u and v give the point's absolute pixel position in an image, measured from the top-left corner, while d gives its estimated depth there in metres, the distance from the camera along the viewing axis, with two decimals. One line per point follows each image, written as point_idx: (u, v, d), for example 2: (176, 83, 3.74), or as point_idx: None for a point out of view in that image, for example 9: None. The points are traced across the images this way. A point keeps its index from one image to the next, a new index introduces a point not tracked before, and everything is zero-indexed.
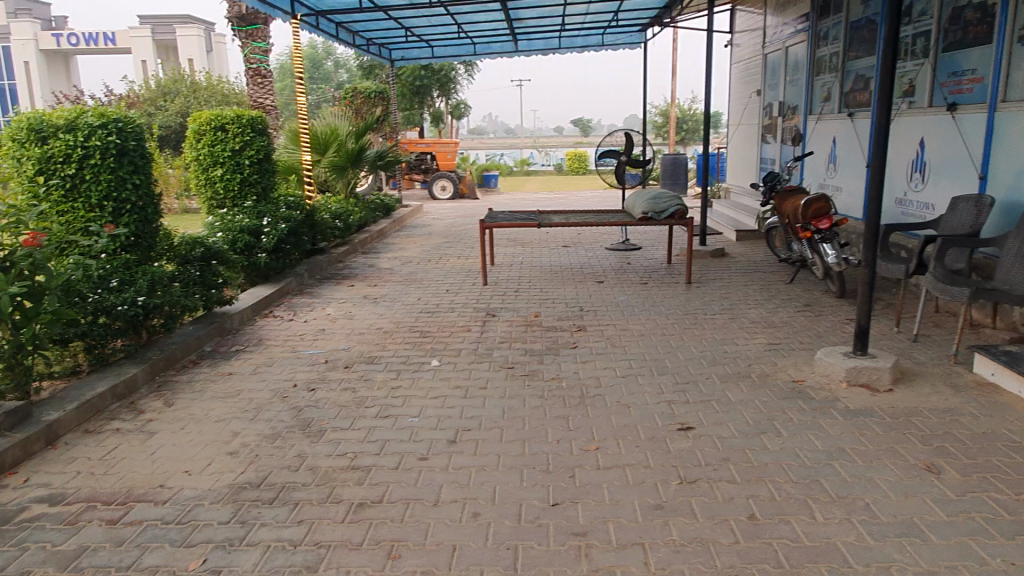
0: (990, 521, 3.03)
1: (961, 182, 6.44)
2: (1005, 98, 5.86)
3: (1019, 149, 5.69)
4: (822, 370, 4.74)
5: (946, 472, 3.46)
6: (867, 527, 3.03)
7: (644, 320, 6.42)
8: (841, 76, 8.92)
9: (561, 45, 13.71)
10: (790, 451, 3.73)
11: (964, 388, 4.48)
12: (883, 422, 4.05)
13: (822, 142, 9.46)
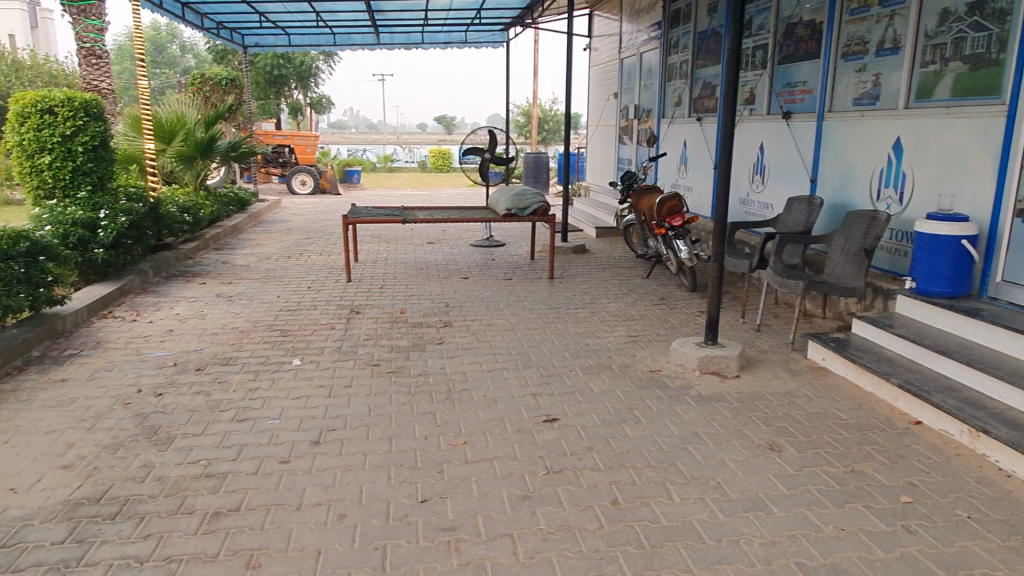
0: (824, 492, 3.32)
1: (795, 185, 7.01)
2: (831, 109, 6.44)
3: (843, 155, 6.27)
4: (676, 359, 5.00)
5: (786, 449, 3.75)
6: (718, 504, 3.23)
7: (509, 315, 6.51)
8: (690, 83, 9.46)
9: (423, 40, 13.63)
10: (649, 438, 3.90)
11: (800, 373, 4.88)
12: (731, 406, 4.33)
13: (674, 144, 9.99)
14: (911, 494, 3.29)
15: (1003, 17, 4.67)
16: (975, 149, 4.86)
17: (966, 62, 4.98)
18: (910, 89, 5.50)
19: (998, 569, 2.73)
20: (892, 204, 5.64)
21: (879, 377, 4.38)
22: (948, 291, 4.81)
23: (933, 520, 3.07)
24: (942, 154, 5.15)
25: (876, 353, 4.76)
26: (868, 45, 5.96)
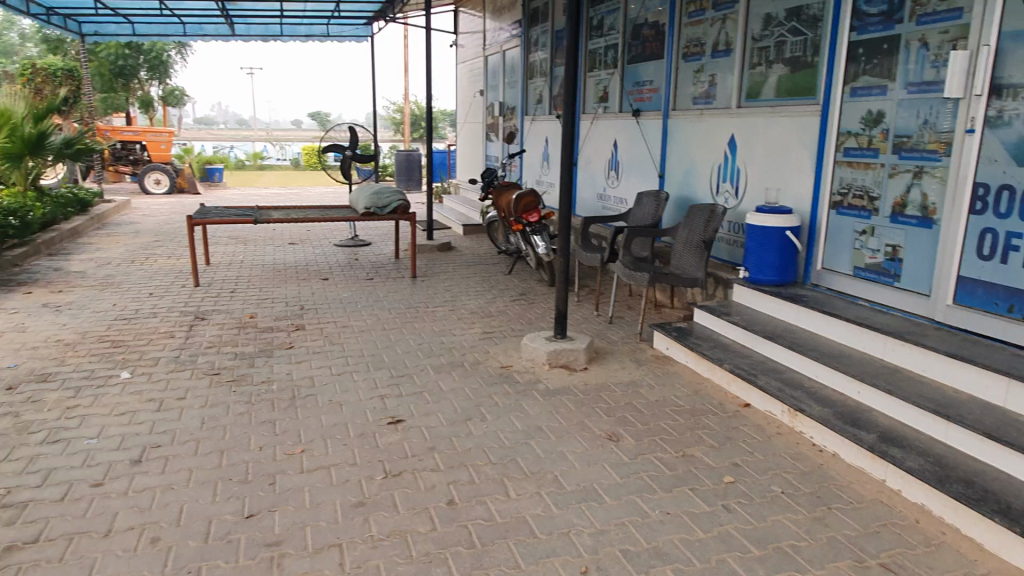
0: (655, 478, 3.43)
1: (646, 180, 7.25)
2: (674, 107, 6.72)
3: (686, 152, 6.54)
4: (527, 354, 5.03)
5: (624, 438, 3.85)
6: (553, 497, 3.26)
7: (366, 316, 6.36)
8: (550, 81, 9.61)
9: (283, 32, 13.10)
10: (492, 435, 3.90)
11: (645, 362, 5.05)
12: (576, 398, 4.41)
13: (536, 142, 10.12)
14: (734, 474, 3.46)
15: (816, 23, 5.01)
16: (796, 145, 5.20)
17: (787, 65, 5.32)
18: (741, 90, 5.82)
19: (803, 539, 2.91)
20: (729, 198, 5.95)
21: (714, 363, 4.59)
22: (775, 279, 5.10)
23: (751, 498, 3.23)
24: (769, 151, 5.47)
25: (713, 340, 4.99)
26: (705, 47, 6.25)
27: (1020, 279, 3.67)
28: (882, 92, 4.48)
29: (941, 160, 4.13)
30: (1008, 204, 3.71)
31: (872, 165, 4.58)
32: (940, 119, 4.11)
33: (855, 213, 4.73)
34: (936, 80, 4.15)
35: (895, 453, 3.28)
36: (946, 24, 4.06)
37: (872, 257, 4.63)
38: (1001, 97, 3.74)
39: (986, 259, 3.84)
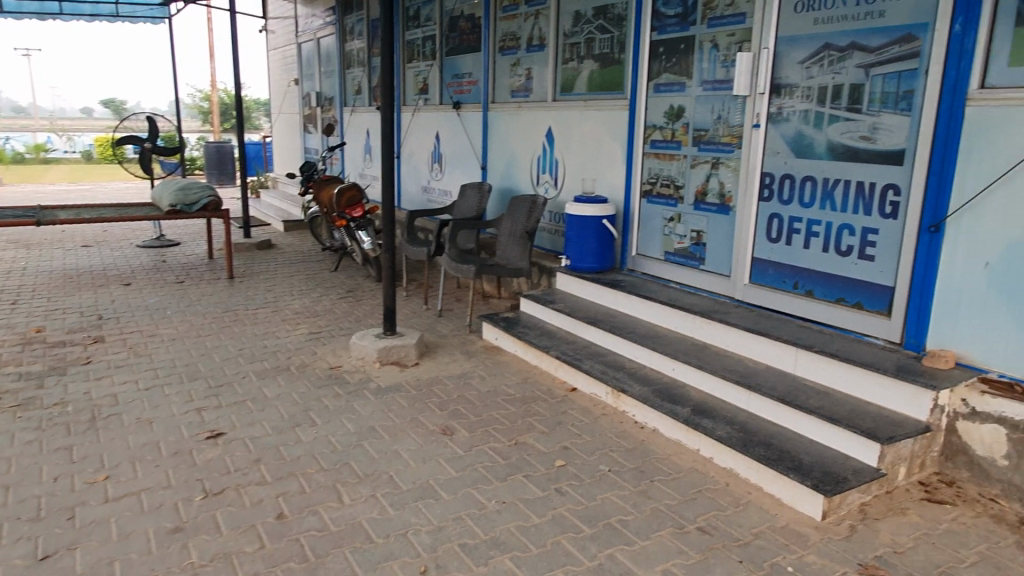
0: (490, 468, 3.47)
1: (469, 173, 7.30)
2: (493, 100, 6.81)
3: (506, 144, 6.66)
4: (356, 354, 4.89)
5: (458, 432, 3.86)
6: (388, 499, 3.20)
7: (177, 323, 5.87)
8: (367, 72, 9.40)
9: (62, 11, 11.74)
10: (322, 440, 3.75)
11: (475, 353, 5.10)
12: (408, 395, 4.36)
13: (357, 134, 9.86)
14: (564, 457, 3.58)
15: (620, 22, 5.29)
16: (608, 138, 5.46)
17: (596, 61, 5.57)
18: (555, 84, 6.02)
19: (630, 513, 3.07)
20: (549, 188, 6.14)
21: (541, 351, 4.72)
22: (595, 266, 5.33)
23: (581, 479, 3.37)
24: (584, 143, 5.70)
25: (540, 328, 5.13)
26: (520, 41, 6.39)
27: (803, 258, 4.10)
28: (681, 89, 4.83)
29: (734, 152, 4.51)
30: (789, 192, 4.14)
31: (676, 156, 4.93)
32: (731, 115, 4.49)
33: (664, 201, 5.07)
34: (725, 78, 4.52)
35: (706, 425, 3.55)
36: (732, 27, 4.44)
37: (679, 242, 4.97)
38: (780, 96, 4.15)
39: (774, 241, 4.26)
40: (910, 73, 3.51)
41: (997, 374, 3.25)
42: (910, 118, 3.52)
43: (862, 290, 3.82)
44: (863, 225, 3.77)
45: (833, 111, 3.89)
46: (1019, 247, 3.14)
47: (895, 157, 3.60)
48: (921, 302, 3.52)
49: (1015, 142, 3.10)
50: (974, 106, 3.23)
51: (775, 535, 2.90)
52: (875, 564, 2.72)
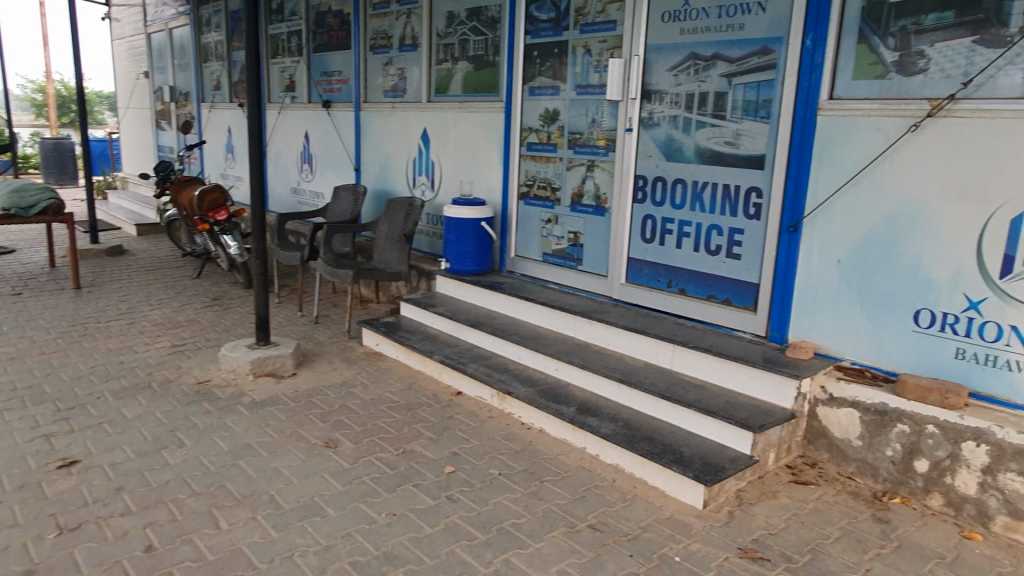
0: (377, 480, 3.36)
1: (342, 174, 7.08)
2: (366, 99, 6.64)
3: (380, 144, 6.51)
4: (226, 366, 4.61)
5: (342, 443, 3.72)
6: (271, 520, 3.02)
7: (15, 340, 5.29)
8: (228, 66, 8.90)
9: None
10: (192, 462, 3.50)
11: (355, 361, 4.95)
12: (286, 408, 4.15)
13: (218, 132, 9.31)
14: (453, 463, 3.54)
15: (494, 24, 5.31)
16: (485, 140, 5.46)
17: (471, 62, 5.56)
18: (430, 84, 5.95)
19: (522, 515, 3.08)
20: (426, 190, 6.06)
21: (424, 355, 4.64)
22: (475, 268, 5.32)
23: (472, 484, 3.34)
24: (460, 145, 5.67)
25: (422, 332, 5.05)
26: (391, 40, 6.27)
27: (675, 258, 4.28)
28: (555, 92, 4.91)
29: (608, 155, 4.64)
30: (662, 194, 4.30)
31: (552, 159, 5.01)
32: (605, 119, 4.62)
33: (541, 203, 5.13)
34: (598, 83, 4.64)
35: (592, 423, 3.63)
36: (604, 34, 4.56)
37: (557, 244, 5.06)
38: (650, 101, 4.31)
39: (648, 242, 4.42)
40: (768, 84, 3.75)
41: (850, 362, 3.53)
42: (769, 125, 3.76)
43: (730, 287, 4.03)
44: (730, 225, 3.99)
45: (699, 117, 4.08)
46: (866, 245, 3.41)
47: (757, 162, 3.83)
48: (783, 297, 3.76)
49: (860, 149, 3.37)
50: (825, 115, 3.48)
51: (661, 527, 3.00)
52: (753, 548, 2.88)
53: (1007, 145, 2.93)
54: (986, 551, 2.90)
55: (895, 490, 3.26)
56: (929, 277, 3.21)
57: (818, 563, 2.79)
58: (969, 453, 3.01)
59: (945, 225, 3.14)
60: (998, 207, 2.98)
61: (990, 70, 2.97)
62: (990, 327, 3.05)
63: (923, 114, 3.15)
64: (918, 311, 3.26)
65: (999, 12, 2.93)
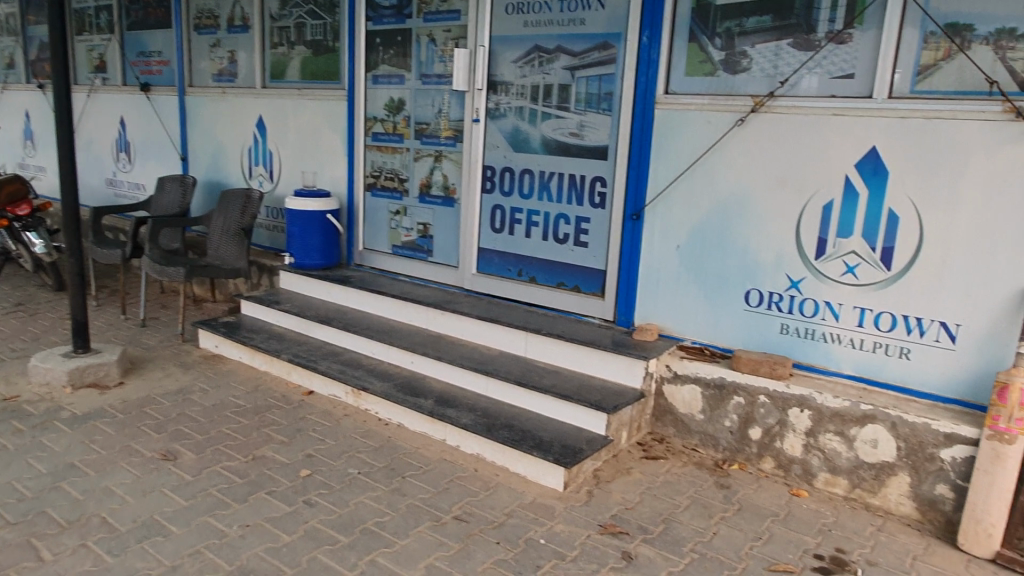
0: (226, 491, 3.14)
1: (166, 164, 6.53)
2: (191, 83, 6.16)
3: (210, 132, 6.07)
4: (38, 379, 4.10)
5: (183, 455, 3.44)
6: (104, 545, 2.73)
7: None
8: (23, 43, 7.92)
9: None
10: (3, 488, 3.08)
11: (192, 365, 4.59)
12: (114, 420, 3.77)
13: (13, 116, 8.26)
14: (309, 465, 3.38)
15: (332, 8, 5.11)
16: (326, 128, 5.24)
17: (308, 47, 5.32)
18: (264, 69, 5.62)
19: (386, 513, 3.00)
20: (264, 182, 5.73)
21: (270, 355, 4.40)
22: (321, 262, 5.10)
23: (330, 486, 3.20)
24: (299, 134, 5.41)
25: (265, 331, 4.78)
26: (219, 20, 5.86)
27: (525, 247, 4.35)
28: (400, 81, 4.81)
29: (455, 146, 4.61)
30: (510, 184, 4.35)
31: (398, 149, 4.91)
32: (451, 109, 4.59)
33: (388, 194, 5.02)
34: (443, 72, 4.60)
35: (451, 414, 3.60)
36: (448, 23, 4.52)
37: (406, 235, 4.97)
38: (496, 92, 4.34)
39: (498, 231, 4.46)
40: (608, 77, 3.89)
41: (691, 341, 3.76)
42: (610, 117, 3.91)
43: (578, 274, 4.16)
44: (576, 214, 4.11)
45: (544, 109, 4.16)
46: (702, 231, 3.64)
47: (600, 153, 3.97)
48: (628, 282, 3.94)
49: (693, 141, 3.59)
50: (661, 109, 3.67)
51: (525, 512, 3.05)
52: (613, 523, 3.00)
53: (818, 139, 3.24)
54: (812, 505, 3.21)
55: (733, 457, 3.52)
56: (756, 260, 3.49)
57: (671, 531, 2.96)
58: (795, 419, 3.31)
59: (769, 211, 3.42)
60: (813, 195, 3.29)
61: (802, 71, 3.27)
62: (809, 303, 3.37)
63: (747, 109, 3.41)
64: (748, 291, 3.54)
65: (809, 18, 3.23)
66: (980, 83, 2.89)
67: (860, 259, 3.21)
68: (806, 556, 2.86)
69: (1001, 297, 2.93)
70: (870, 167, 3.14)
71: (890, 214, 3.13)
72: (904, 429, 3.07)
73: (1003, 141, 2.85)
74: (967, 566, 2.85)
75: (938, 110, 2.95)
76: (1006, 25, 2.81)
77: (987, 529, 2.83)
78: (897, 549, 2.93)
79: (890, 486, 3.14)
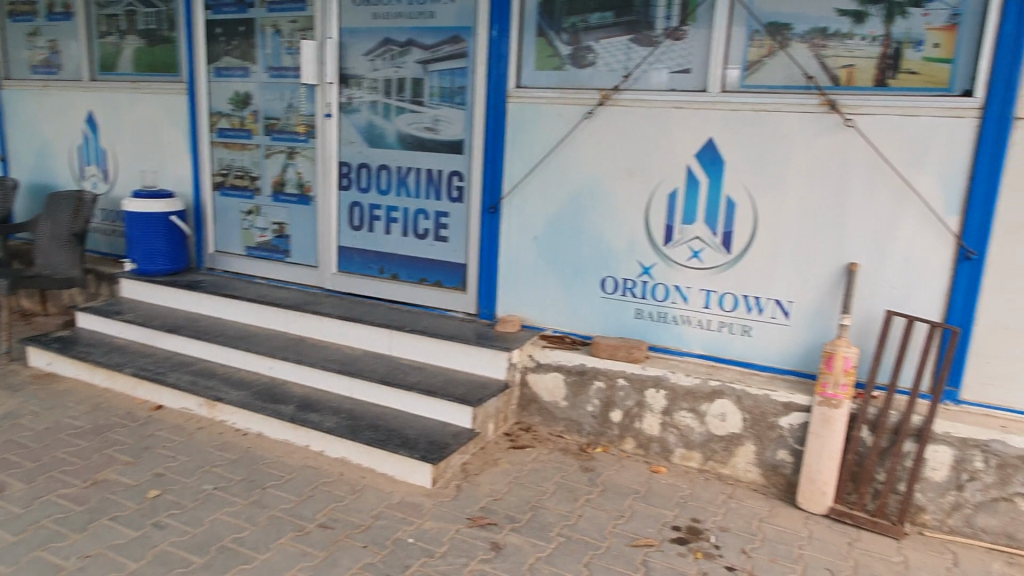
0: (62, 521, 2.88)
1: None
2: (7, 76, 5.59)
3: (32, 130, 5.53)
4: None
5: (10, 486, 3.11)
6: None
7: None
8: None
9: None
10: None
11: (21, 386, 4.17)
12: None
13: None
14: (158, 485, 3.16)
15: None
16: (166, 125, 4.91)
17: (141, 37, 4.96)
18: (92, 61, 5.19)
19: (244, 528, 2.86)
20: (98, 182, 5.28)
21: (111, 370, 4.07)
22: (168, 268, 4.78)
23: (182, 505, 3.01)
24: (136, 131, 5.03)
25: (106, 344, 4.42)
26: (36, 7, 5.34)
27: (385, 244, 4.28)
28: (245, 74, 4.58)
29: (308, 142, 4.45)
30: (367, 180, 4.26)
31: (247, 146, 4.68)
32: (301, 104, 4.42)
33: (238, 194, 4.78)
34: (291, 65, 4.42)
35: (313, 419, 3.49)
36: (293, 14, 4.34)
37: (260, 236, 4.75)
38: (348, 86, 4.23)
39: (357, 229, 4.36)
40: (460, 71, 3.89)
41: (552, 330, 3.84)
42: (464, 111, 3.91)
43: (440, 269, 4.14)
44: (435, 209, 4.09)
45: (398, 103, 4.11)
46: (557, 222, 3.72)
47: (456, 147, 3.97)
48: (489, 275, 3.96)
49: (546, 134, 3.66)
50: (513, 103, 3.71)
51: (392, 512, 3.00)
52: (481, 515, 3.01)
53: (661, 130, 3.39)
54: (669, 480, 3.37)
55: (597, 441, 3.64)
56: (609, 248, 3.61)
57: (538, 518, 3.02)
58: (651, 399, 3.46)
59: (620, 201, 3.54)
60: (658, 185, 3.44)
61: (644, 66, 3.42)
62: (659, 288, 3.53)
63: (594, 102, 3.51)
64: (604, 279, 3.66)
65: (647, 15, 3.37)
66: (799, 78, 3.13)
67: (704, 244, 3.40)
68: (665, 528, 3.00)
69: (825, 275, 3.20)
70: (708, 157, 3.32)
71: (728, 201, 3.32)
72: (747, 402, 3.28)
73: (821, 131, 3.10)
74: (806, 522, 3.09)
75: (765, 103, 3.17)
76: (819, 24, 3.06)
77: (821, 487, 3.09)
78: (745, 514, 3.14)
79: (738, 455, 3.35)
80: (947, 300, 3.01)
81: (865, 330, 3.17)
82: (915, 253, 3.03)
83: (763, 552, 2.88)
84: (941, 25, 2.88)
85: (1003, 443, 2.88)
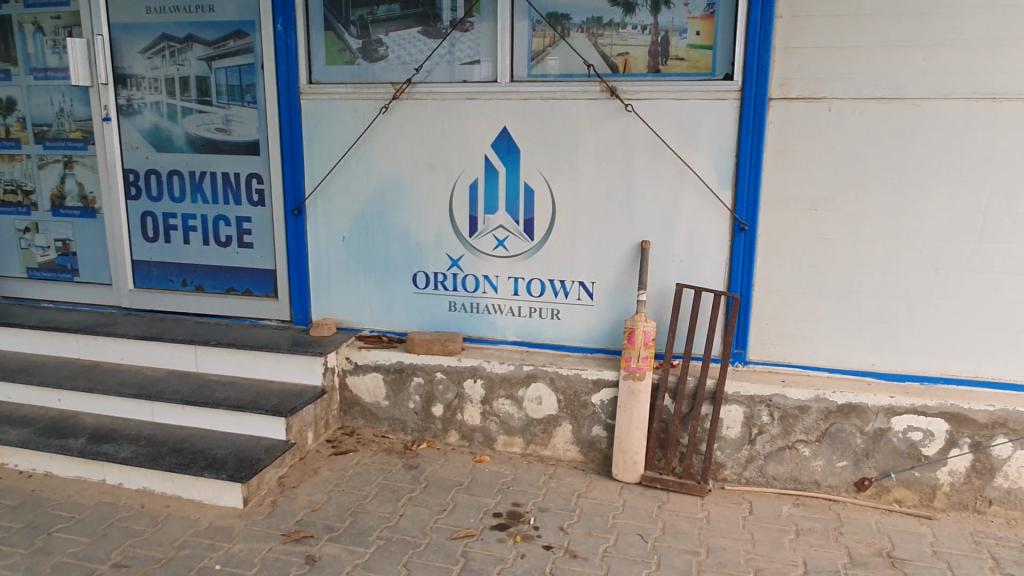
0: None
1: None
2: None
3: None
4: None
5: None
6: None
7: None
8: None
9: None
10: None
11: None
12: None
13: None
14: None
15: None
16: None
17: None
18: None
19: None
20: None
21: None
22: None
23: None
24: None
25: None
26: None
27: (185, 255, 4.02)
28: (6, 77, 4.12)
29: (86, 149, 4.08)
30: (157, 187, 3.97)
31: (17, 157, 4.22)
32: (75, 107, 4.04)
33: (11, 210, 4.30)
34: (59, 66, 4.02)
35: (108, 450, 3.21)
36: (55, 9, 3.94)
37: (42, 255, 4.30)
38: (126, 87, 3.92)
39: (152, 241, 4.05)
40: (248, 68, 3.71)
41: (368, 330, 3.76)
42: (256, 110, 3.73)
43: (247, 277, 3.95)
44: (235, 214, 3.88)
45: (184, 104, 3.85)
46: (363, 219, 3.64)
47: (251, 147, 3.78)
48: (299, 279, 3.82)
49: (343, 130, 3.56)
50: (306, 99, 3.58)
51: (198, 540, 2.82)
52: (296, 529, 2.90)
53: (457, 121, 3.40)
54: (493, 468, 3.41)
55: (421, 437, 3.61)
56: (417, 243, 3.58)
57: (357, 524, 2.94)
58: (470, 390, 3.49)
59: (423, 195, 3.52)
60: (458, 176, 3.45)
61: (434, 58, 3.41)
62: (469, 279, 3.55)
63: (389, 96, 3.46)
64: (415, 274, 3.62)
65: (433, 7, 3.37)
66: (581, 67, 3.25)
67: (508, 232, 3.45)
68: (486, 516, 3.03)
69: (620, 254, 3.34)
70: (504, 147, 3.37)
71: (526, 189, 3.39)
72: (560, 383, 3.38)
73: (604, 117, 3.22)
74: (620, 492, 3.23)
75: (551, 91, 3.25)
76: (594, 14, 3.18)
77: (632, 456, 3.24)
78: (564, 492, 3.23)
79: (556, 436, 3.45)
80: (728, 270, 3.23)
81: (661, 304, 3.35)
82: (696, 228, 3.23)
83: (579, 527, 2.97)
84: (700, 13, 3.08)
85: (783, 396, 3.14)
